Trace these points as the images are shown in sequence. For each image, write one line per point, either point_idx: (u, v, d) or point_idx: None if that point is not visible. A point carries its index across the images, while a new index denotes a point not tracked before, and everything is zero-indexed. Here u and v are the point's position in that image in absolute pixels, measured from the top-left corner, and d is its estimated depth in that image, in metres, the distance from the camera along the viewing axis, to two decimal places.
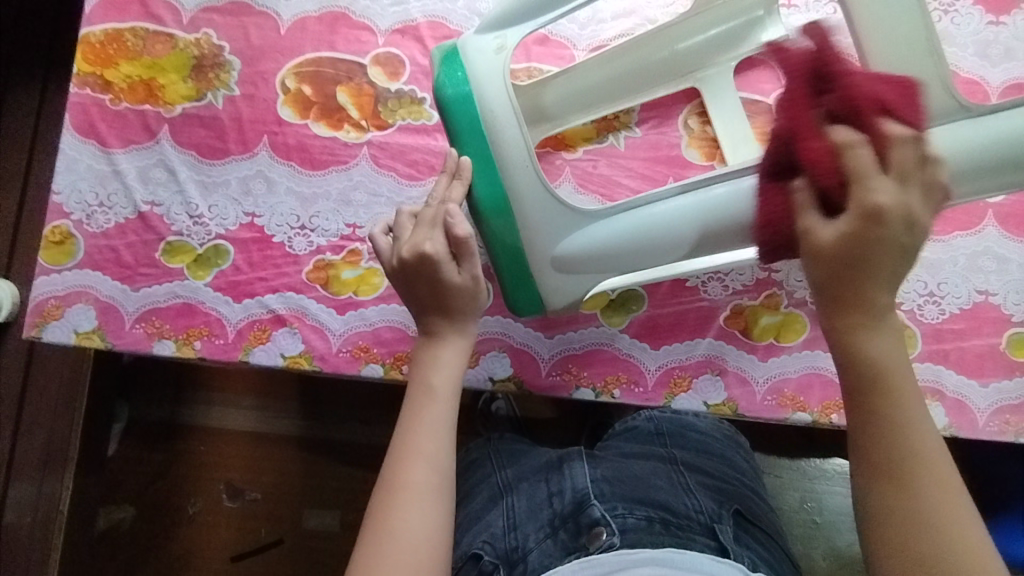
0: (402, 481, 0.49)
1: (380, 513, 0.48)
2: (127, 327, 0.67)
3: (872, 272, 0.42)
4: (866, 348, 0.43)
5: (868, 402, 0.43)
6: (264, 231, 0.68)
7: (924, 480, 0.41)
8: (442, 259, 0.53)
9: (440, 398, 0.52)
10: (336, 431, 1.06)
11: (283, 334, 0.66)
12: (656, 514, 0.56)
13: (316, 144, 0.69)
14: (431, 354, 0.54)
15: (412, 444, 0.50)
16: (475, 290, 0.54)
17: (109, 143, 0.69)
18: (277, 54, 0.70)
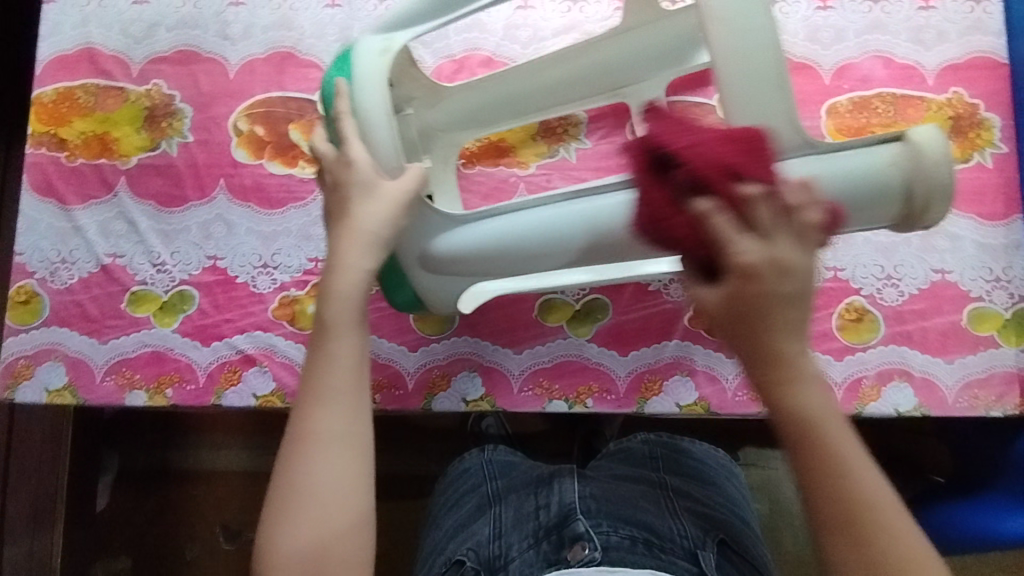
0: (309, 432, 0.48)
1: (291, 458, 0.48)
2: (97, 380, 0.67)
3: (767, 325, 0.40)
4: (811, 423, 0.42)
5: (810, 462, 0.42)
6: (227, 273, 0.69)
7: (886, 543, 0.41)
8: (364, 166, 0.52)
9: (345, 338, 0.50)
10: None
11: (254, 373, 0.67)
12: (639, 534, 0.56)
13: (272, 183, 0.70)
14: (337, 261, 0.51)
15: (312, 389, 0.49)
16: (402, 198, 0.52)
17: (68, 199, 0.70)
18: (227, 98, 0.71)
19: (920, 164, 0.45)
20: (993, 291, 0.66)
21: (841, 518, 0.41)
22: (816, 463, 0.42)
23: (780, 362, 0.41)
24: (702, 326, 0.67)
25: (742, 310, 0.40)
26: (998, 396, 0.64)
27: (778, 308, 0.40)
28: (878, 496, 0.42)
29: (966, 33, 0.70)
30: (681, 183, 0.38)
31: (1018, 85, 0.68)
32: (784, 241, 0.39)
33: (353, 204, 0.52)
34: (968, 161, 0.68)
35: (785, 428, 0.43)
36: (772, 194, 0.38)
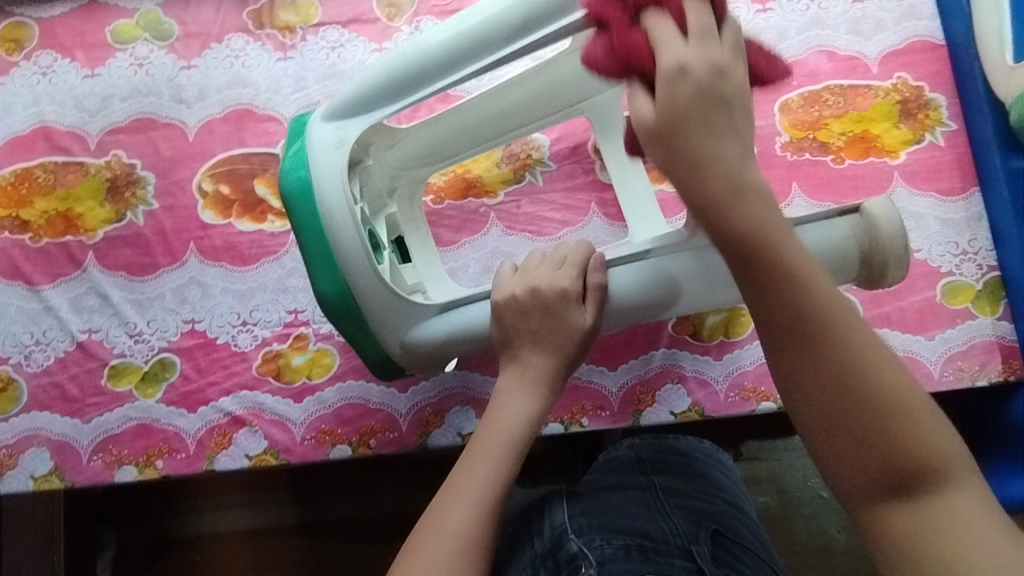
0: (440, 527, 0.43)
1: (416, 547, 0.43)
2: (84, 461, 0.65)
3: (695, 129, 0.41)
4: (743, 192, 0.41)
5: (733, 243, 0.41)
6: (207, 335, 0.68)
7: (835, 309, 0.40)
8: (576, 289, 0.52)
9: (510, 446, 0.48)
10: (327, 511, 1.02)
11: (244, 434, 0.65)
12: (633, 542, 0.55)
13: (243, 240, 0.70)
14: (524, 369, 0.51)
15: (457, 484, 0.45)
16: (578, 335, 0.52)
17: (37, 280, 0.69)
18: (190, 161, 0.71)
19: (875, 238, 0.48)
20: (962, 264, 0.68)
21: (777, 269, 0.40)
22: (761, 259, 0.40)
23: (758, 237, 0.41)
24: (686, 332, 0.67)
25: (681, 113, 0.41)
26: (981, 366, 0.65)
27: (721, 150, 0.41)
28: (789, 246, 0.41)
29: (902, 20, 0.73)
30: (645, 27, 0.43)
31: (957, 63, 0.71)
32: (709, 30, 0.42)
33: (554, 338, 0.52)
34: (918, 142, 0.70)
35: (722, 240, 0.41)
36: (707, 2, 0.43)
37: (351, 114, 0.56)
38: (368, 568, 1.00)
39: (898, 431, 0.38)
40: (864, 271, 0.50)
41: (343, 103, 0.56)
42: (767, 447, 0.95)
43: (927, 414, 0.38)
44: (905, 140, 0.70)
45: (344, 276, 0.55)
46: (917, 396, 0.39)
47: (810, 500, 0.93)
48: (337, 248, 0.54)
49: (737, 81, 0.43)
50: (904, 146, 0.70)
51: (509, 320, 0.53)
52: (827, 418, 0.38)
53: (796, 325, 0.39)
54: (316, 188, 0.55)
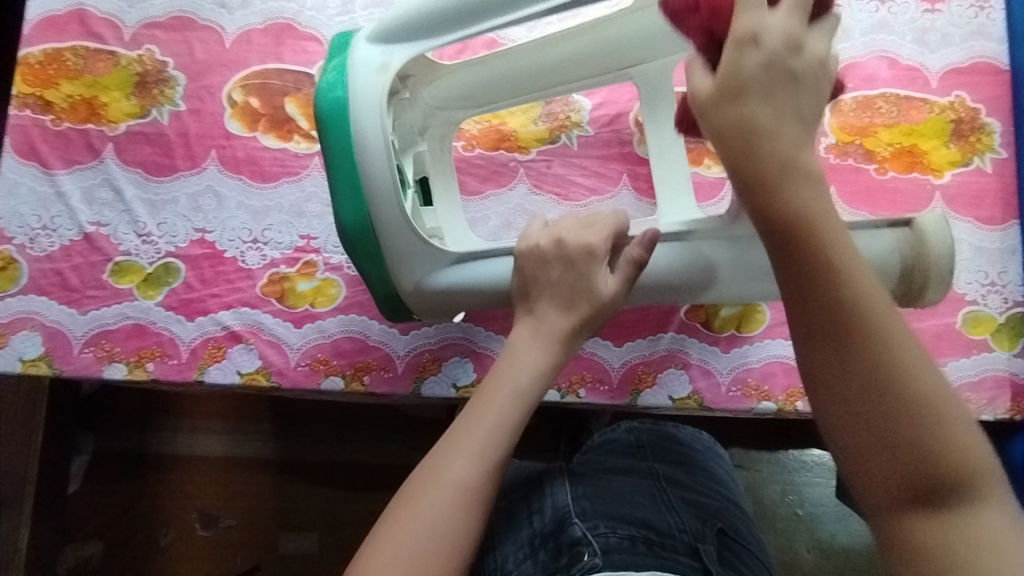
0: (441, 474, 0.45)
1: (410, 493, 0.45)
2: (75, 352, 0.64)
3: (758, 97, 0.38)
4: (794, 167, 0.38)
5: (757, 168, 0.38)
6: (216, 247, 0.67)
7: (847, 259, 0.37)
8: (602, 246, 0.51)
9: (516, 398, 0.48)
10: (307, 449, 1.02)
11: (238, 351, 0.64)
12: (639, 533, 0.54)
13: (266, 156, 0.68)
14: (539, 324, 0.51)
15: (461, 432, 0.46)
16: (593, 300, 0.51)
17: (51, 164, 0.67)
18: (223, 68, 0.69)
19: (922, 254, 0.50)
20: (988, 296, 0.66)
21: (788, 217, 0.37)
22: (783, 215, 0.37)
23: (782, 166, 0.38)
24: (698, 320, 0.66)
25: (752, 89, 0.38)
26: (989, 400, 0.64)
27: (777, 87, 0.38)
28: (820, 204, 0.38)
29: (969, 38, 0.70)
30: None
31: (1019, 91, 0.69)
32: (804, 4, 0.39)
33: (570, 292, 0.51)
34: (965, 165, 0.68)
35: (732, 155, 0.38)
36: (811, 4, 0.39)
37: (396, 43, 0.55)
38: (338, 512, 1.00)
39: (909, 381, 0.36)
40: (904, 286, 0.51)
41: (390, 28, 0.55)
42: (753, 457, 0.94)
43: (943, 392, 0.36)
44: (952, 161, 0.68)
45: (369, 205, 0.54)
46: (913, 348, 0.36)
47: (785, 514, 0.93)
48: (367, 175, 0.53)
49: (814, 58, 0.39)
50: (950, 166, 0.68)
51: (534, 269, 0.52)
52: (830, 368, 0.37)
53: (809, 280, 0.37)
54: (352, 113, 0.54)
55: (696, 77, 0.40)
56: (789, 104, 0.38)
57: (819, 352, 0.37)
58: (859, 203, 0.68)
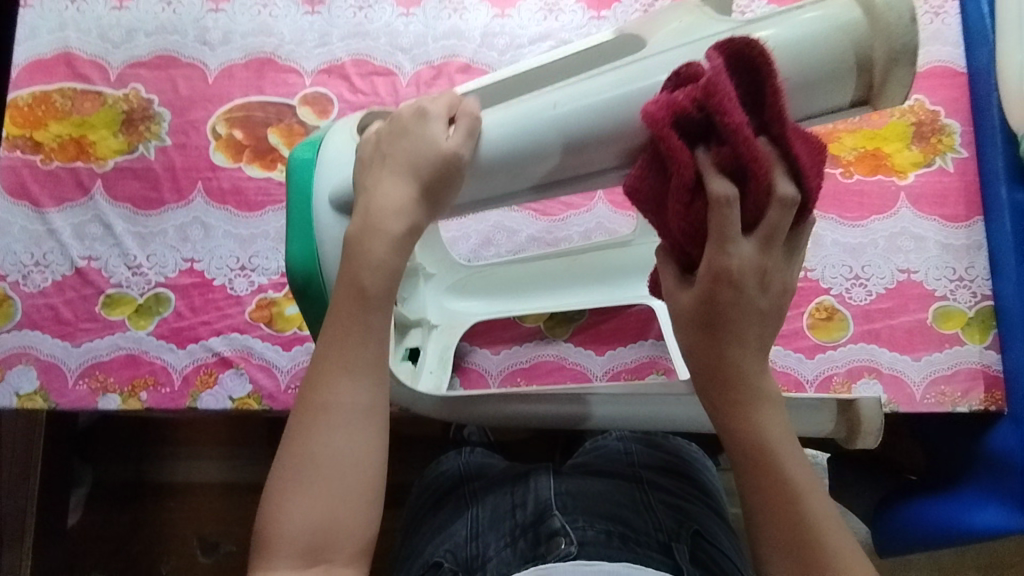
0: (317, 402, 0.42)
1: (300, 427, 0.42)
2: (70, 384, 0.66)
3: (729, 335, 0.41)
4: (755, 401, 0.43)
5: (727, 395, 0.43)
6: (204, 275, 0.68)
7: (795, 469, 0.42)
8: (434, 108, 0.45)
9: (365, 301, 0.43)
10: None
11: (230, 376, 0.66)
12: (616, 528, 0.55)
13: (251, 186, 0.70)
14: (372, 203, 0.44)
15: (331, 356, 0.43)
16: (439, 163, 0.43)
17: (43, 202, 0.69)
18: (207, 103, 0.72)
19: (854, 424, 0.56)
20: (956, 291, 0.68)
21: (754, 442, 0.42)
22: (749, 442, 0.42)
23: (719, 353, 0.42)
24: None
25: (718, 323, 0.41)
26: (963, 392, 0.66)
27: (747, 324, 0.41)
28: (778, 434, 0.43)
29: (926, 43, 0.73)
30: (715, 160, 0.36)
31: (977, 92, 0.71)
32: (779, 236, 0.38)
33: (406, 155, 0.44)
34: (928, 166, 0.70)
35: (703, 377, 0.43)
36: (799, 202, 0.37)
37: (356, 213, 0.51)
38: None
39: (824, 549, 0.40)
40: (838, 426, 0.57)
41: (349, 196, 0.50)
42: None
43: None
44: (915, 162, 0.71)
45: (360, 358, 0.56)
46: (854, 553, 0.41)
47: None
48: None
49: (777, 292, 0.41)
50: (913, 167, 0.70)
51: (370, 155, 0.47)
52: (772, 546, 0.42)
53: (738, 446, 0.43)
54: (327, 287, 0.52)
55: (672, 288, 0.42)
56: (758, 345, 0.42)
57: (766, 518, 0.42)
58: (827, 207, 0.70)
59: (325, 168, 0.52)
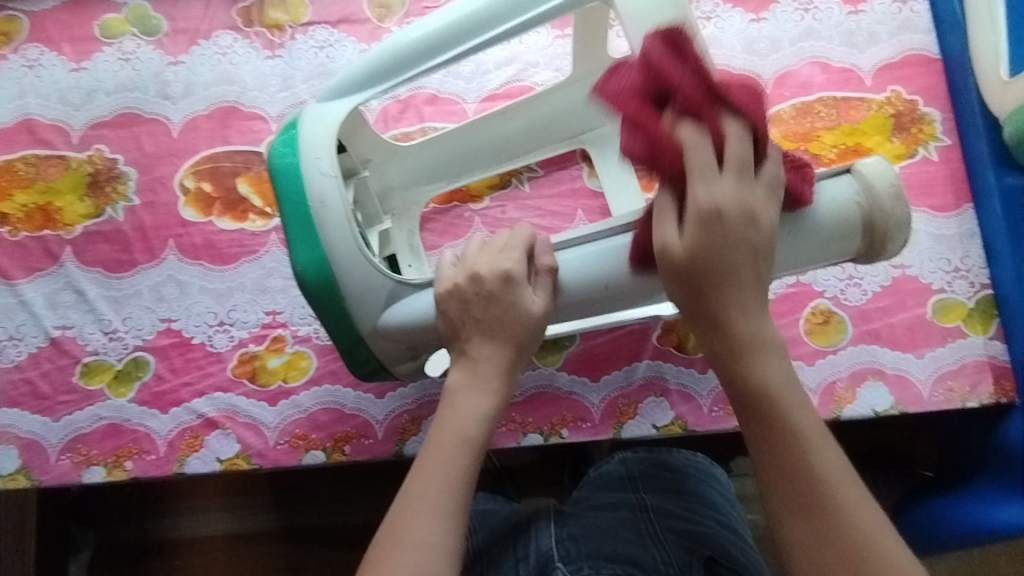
0: (402, 536, 0.43)
1: (376, 562, 0.43)
2: (52, 460, 0.64)
3: (710, 291, 0.43)
4: (749, 349, 0.44)
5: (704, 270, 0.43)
6: (183, 334, 0.66)
7: (848, 512, 0.41)
8: (520, 273, 0.49)
9: (465, 446, 0.46)
10: (308, 517, 1.01)
11: (216, 437, 0.64)
12: (623, 573, 0.55)
13: (223, 239, 0.68)
14: (474, 364, 0.49)
15: (416, 494, 0.45)
16: (532, 334, 0.49)
17: (13, 274, 0.68)
18: (173, 157, 0.70)
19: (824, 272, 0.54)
20: (954, 282, 0.66)
21: (739, 338, 0.44)
22: (746, 390, 0.43)
23: (708, 263, 0.43)
24: (671, 344, 0.66)
25: (705, 265, 0.43)
26: (972, 386, 0.64)
27: (734, 244, 0.43)
28: (776, 375, 0.44)
29: (897, 33, 0.72)
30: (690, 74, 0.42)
31: (953, 78, 0.70)
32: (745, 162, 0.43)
33: (501, 323, 0.48)
34: (912, 157, 0.69)
35: (700, 322, 0.45)
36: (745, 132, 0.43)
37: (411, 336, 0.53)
38: None
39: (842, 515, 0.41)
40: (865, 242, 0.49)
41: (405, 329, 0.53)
42: None
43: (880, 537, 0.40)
44: (898, 154, 0.69)
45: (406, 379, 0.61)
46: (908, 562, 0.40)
47: None
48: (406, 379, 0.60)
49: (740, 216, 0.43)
50: (898, 160, 0.69)
51: (458, 312, 0.49)
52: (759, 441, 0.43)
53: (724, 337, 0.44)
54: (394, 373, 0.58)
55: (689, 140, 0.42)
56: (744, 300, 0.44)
57: (800, 544, 0.41)
58: None
59: (361, 301, 0.52)
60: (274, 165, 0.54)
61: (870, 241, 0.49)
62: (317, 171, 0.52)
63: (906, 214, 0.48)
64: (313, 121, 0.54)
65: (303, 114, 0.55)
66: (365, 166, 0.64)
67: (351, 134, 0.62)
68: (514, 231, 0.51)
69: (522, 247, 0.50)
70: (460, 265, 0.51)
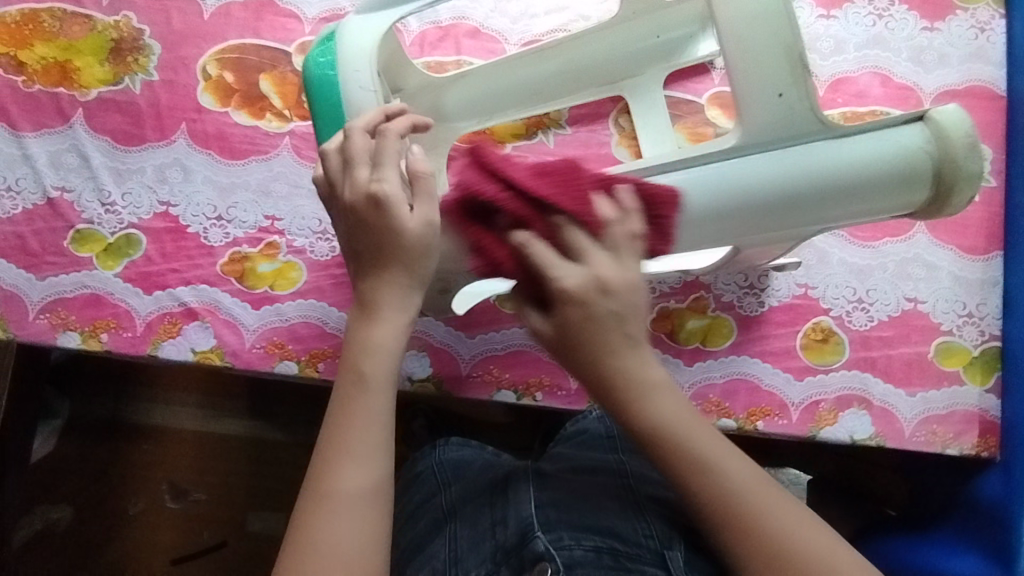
0: (323, 491, 0.44)
1: (300, 524, 0.43)
2: (30, 317, 0.63)
3: (584, 346, 0.43)
4: (642, 392, 0.44)
5: (574, 350, 0.44)
6: (179, 221, 0.65)
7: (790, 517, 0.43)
8: (393, 191, 0.44)
9: (361, 384, 0.45)
10: (277, 433, 1.05)
11: (194, 328, 0.64)
12: (604, 544, 0.54)
13: (236, 133, 0.67)
14: (367, 301, 0.46)
15: (337, 445, 0.45)
16: (425, 247, 0.45)
17: (20, 125, 0.66)
18: (200, 40, 0.68)
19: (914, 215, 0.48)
20: (963, 327, 0.64)
21: (608, 378, 0.44)
22: (651, 434, 0.44)
23: (581, 326, 0.43)
24: (663, 330, 0.64)
25: (575, 336, 0.43)
26: (956, 434, 0.62)
27: (606, 326, 0.43)
28: (673, 413, 0.44)
29: (967, 60, 0.68)
30: (505, 222, 0.44)
31: (1014, 119, 0.66)
32: (625, 253, 0.43)
33: (387, 247, 0.45)
34: None
35: (585, 380, 0.45)
36: (588, 225, 0.43)
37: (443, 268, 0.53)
38: None
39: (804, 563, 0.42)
40: (932, 188, 0.45)
41: None
42: None
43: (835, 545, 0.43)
44: None
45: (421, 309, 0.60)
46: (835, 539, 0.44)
47: None
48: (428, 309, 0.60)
49: (623, 291, 0.43)
50: None
51: (348, 248, 0.47)
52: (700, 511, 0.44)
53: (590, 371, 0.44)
54: None
55: (567, 265, 0.43)
56: (611, 347, 0.43)
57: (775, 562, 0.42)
58: None
59: None
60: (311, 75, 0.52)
61: (935, 192, 0.45)
62: (357, 85, 0.50)
63: (979, 168, 0.44)
64: (351, 33, 0.51)
65: (342, 25, 0.52)
66: (394, 94, 0.62)
67: (390, 62, 0.59)
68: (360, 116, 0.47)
69: (393, 158, 0.45)
70: (347, 182, 0.46)
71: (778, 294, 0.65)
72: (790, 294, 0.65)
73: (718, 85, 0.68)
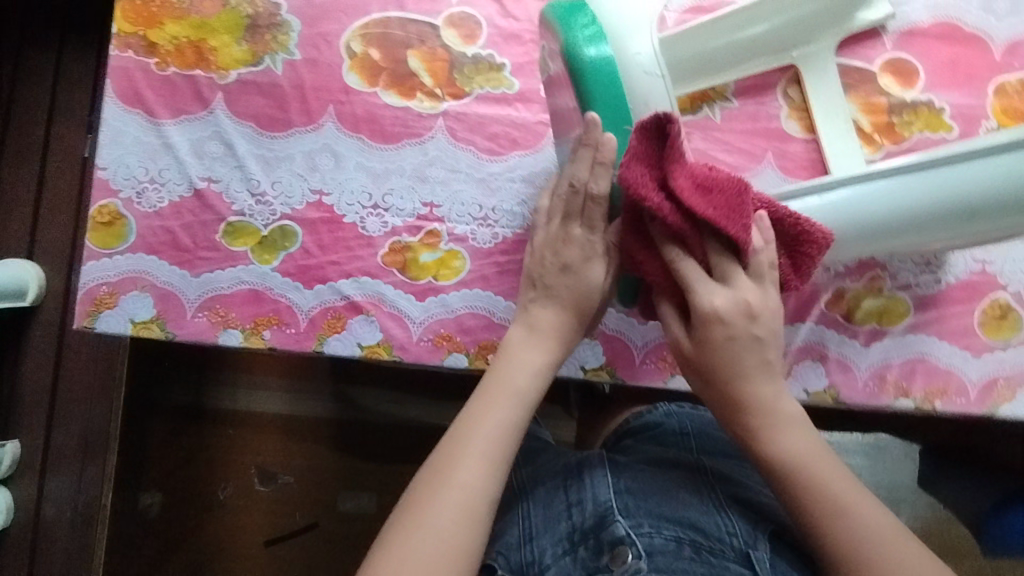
0: (449, 477, 0.45)
1: (418, 501, 0.45)
2: (188, 316, 0.61)
3: (740, 378, 0.52)
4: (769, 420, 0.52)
5: (735, 413, 0.53)
6: (334, 211, 0.62)
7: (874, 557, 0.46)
8: (598, 249, 0.54)
9: (517, 397, 0.50)
10: (369, 405, 1.08)
11: (359, 322, 0.61)
12: (685, 535, 0.53)
13: (387, 115, 0.63)
14: (534, 324, 0.54)
15: (472, 437, 0.47)
16: (584, 296, 0.54)
17: (157, 112, 0.62)
18: (341, 14, 0.64)
19: None
20: None
21: (742, 405, 0.52)
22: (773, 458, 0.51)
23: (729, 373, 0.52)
24: (839, 312, 0.63)
25: (716, 366, 0.52)
26: None
27: (746, 349, 0.52)
28: (799, 448, 0.51)
29: None
30: (660, 230, 0.51)
31: None
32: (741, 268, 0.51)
33: (567, 289, 0.54)
34: None
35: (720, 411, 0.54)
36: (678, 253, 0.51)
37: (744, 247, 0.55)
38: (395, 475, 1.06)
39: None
40: None
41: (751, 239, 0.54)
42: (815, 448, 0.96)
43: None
44: None
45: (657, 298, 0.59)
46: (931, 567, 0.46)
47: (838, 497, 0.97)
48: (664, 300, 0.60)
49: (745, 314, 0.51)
50: None
51: (532, 276, 0.56)
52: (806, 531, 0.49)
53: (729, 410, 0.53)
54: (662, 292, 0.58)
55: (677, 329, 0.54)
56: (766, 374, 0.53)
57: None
58: None
59: None
60: (571, 44, 0.49)
61: None
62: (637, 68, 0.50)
63: None
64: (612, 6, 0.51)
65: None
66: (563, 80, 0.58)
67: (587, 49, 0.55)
68: (577, 162, 0.52)
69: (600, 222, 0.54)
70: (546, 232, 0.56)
71: (955, 270, 0.63)
72: (967, 270, 0.63)
73: (892, 49, 0.64)
